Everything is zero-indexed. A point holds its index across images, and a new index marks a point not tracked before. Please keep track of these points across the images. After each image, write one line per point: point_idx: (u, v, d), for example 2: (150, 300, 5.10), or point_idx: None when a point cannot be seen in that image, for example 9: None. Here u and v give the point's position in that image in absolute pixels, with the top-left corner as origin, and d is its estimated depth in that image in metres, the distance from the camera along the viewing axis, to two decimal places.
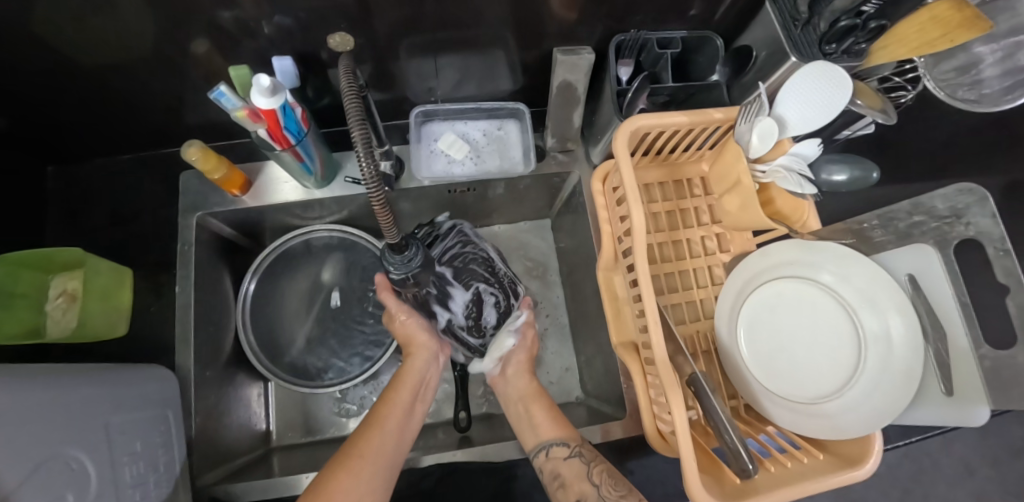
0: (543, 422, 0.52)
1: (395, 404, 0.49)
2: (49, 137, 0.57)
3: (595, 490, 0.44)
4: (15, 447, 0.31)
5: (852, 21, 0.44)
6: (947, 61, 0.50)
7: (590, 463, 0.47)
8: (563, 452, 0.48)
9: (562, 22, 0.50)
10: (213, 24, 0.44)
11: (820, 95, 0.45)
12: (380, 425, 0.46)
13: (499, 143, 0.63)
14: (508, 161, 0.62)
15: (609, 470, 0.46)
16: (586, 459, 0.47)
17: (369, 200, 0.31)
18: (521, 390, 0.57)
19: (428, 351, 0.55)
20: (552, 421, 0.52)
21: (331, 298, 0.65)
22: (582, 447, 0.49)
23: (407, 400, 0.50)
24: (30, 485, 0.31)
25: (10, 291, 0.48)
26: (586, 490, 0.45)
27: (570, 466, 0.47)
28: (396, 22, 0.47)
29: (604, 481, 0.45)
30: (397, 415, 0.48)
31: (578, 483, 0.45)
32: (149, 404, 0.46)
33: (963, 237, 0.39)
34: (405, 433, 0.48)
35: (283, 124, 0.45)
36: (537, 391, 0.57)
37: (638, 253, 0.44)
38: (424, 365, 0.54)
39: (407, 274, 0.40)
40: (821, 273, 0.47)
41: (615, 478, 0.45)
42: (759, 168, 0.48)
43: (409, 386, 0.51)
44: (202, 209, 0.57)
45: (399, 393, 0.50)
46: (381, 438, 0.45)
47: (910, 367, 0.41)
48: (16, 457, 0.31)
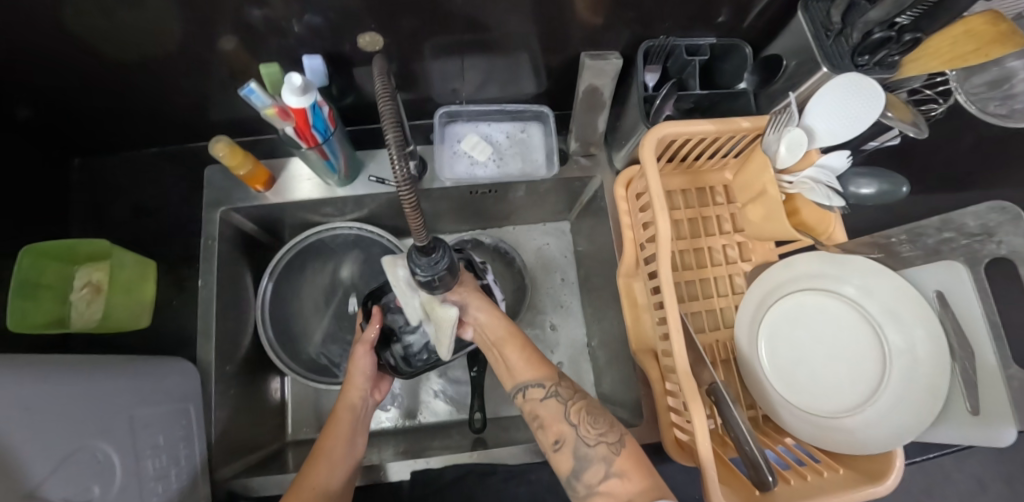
0: (518, 361, 0.48)
1: (338, 435, 0.47)
2: (76, 129, 0.58)
3: (572, 430, 0.43)
4: (43, 439, 0.31)
5: (886, 33, 0.43)
6: (978, 74, 0.50)
7: (566, 402, 0.45)
8: (538, 393, 0.46)
9: (590, 25, 0.50)
10: (244, 20, 0.44)
11: (849, 106, 0.45)
12: (325, 455, 0.45)
13: (519, 145, 0.63)
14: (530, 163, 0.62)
15: (588, 409, 0.44)
16: (563, 399, 0.45)
17: (401, 203, 0.31)
18: (495, 335, 0.49)
19: (365, 384, 0.51)
20: (527, 357, 0.48)
21: (348, 304, 0.66)
22: (559, 386, 0.46)
23: (346, 433, 0.48)
24: (60, 475, 0.32)
25: (35, 282, 0.49)
26: (564, 431, 0.44)
27: (546, 407, 0.46)
28: (424, 22, 0.47)
29: (582, 420, 0.44)
30: (341, 447, 0.47)
31: (555, 425, 0.44)
32: (171, 398, 0.47)
33: (994, 255, 0.38)
34: (351, 461, 0.47)
35: (311, 122, 0.46)
36: (512, 329, 0.49)
37: (662, 260, 0.45)
38: (359, 400, 0.51)
39: (433, 277, 0.40)
40: (844, 286, 0.47)
41: (593, 417, 0.44)
42: (786, 178, 0.48)
43: (345, 419, 0.49)
44: (226, 205, 0.58)
45: (337, 428, 0.48)
46: (327, 468, 0.45)
47: (935, 384, 0.41)
48: (43, 450, 0.31)
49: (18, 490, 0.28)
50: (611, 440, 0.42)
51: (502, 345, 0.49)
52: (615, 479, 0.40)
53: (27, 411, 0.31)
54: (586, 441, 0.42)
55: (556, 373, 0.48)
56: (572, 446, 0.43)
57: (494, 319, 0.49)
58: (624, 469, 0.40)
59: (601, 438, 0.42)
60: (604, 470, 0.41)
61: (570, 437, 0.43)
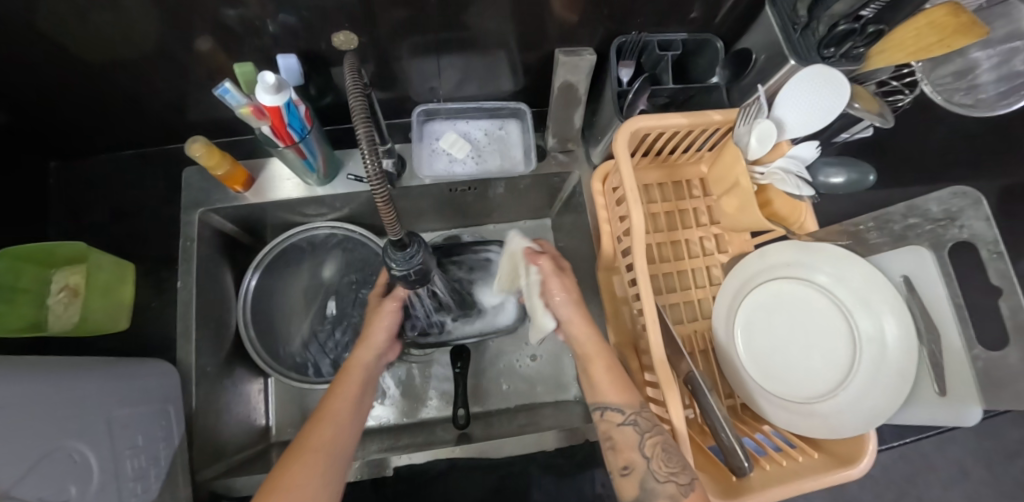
0: (603, 380, 0.46)
1: (345, 395, 0.46)
2: (52, 132, 0.57)
3: (644, 462, 0.40)
4: (18, 437, 0.31)
5: (849, 26, 0.44)
6: (944, 65, 0.50)
7: (643, 432, 0.42)
8: (617, 418, 0.44)
9: (563, 23, 0.51)
10: (217, 21, 0.44)
11: (816, 98, 0.46)
12: (330, 413, 0.44)
13: (497, 142, 0.63)
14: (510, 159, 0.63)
15: (664, 444, 0.40)
16: (641, 428, 0.42)
17: (373, 198, 0.32)
18: (584, 348, 0.48)
19: (377, 346, 0.51)
20: (613, 381, 0.46)
21: (327, 307, 0.66)
22: (639, 415, 0.43)
23: (355, 390, 0.47)
24: (33, 474, 0.32)
25: (10, 286, 0.49)
26: (634, 459, 0.41)
27: (623, 433, 0.43)
28: (398, 21, 0.47)
29: (656, 454, 0.40)
30: (345, 406, 0.45)
31: (627, 450, 0.42)
32: (151, 398, 0.47)
33: (957, 239, 0.39)
34: (359, 421, 0.45)
35: (287, 121, 0.46)
36: (599, 347, 0.48)
37: (637, 251, 0.46)
38: (370, 361, 0.50)
39: (409, 271, 0.40)
40: (816, 274, 0.48)
41: (669, 453, 0.40)
42: (758, 169, 0.49)
43: (355, 379, 0.48)
44: (204, 206, 0.58)
45: (343, 387, 0.47)
46: (332, 425, 0.43)
47: (903, 368, 0.42)
48: (18, 448, 0.31)
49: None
50: (682, 481, 0.38)
51: (589, 359, 0.48)
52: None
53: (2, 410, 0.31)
54: (656, 476, 0.39)
55: (637, 402, 0.44)
56: (641, 476, 0.40)
57: (584, 330, 0.49)
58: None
59: (672, 477, 0.39)
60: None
61: (640, 467, 0.40)
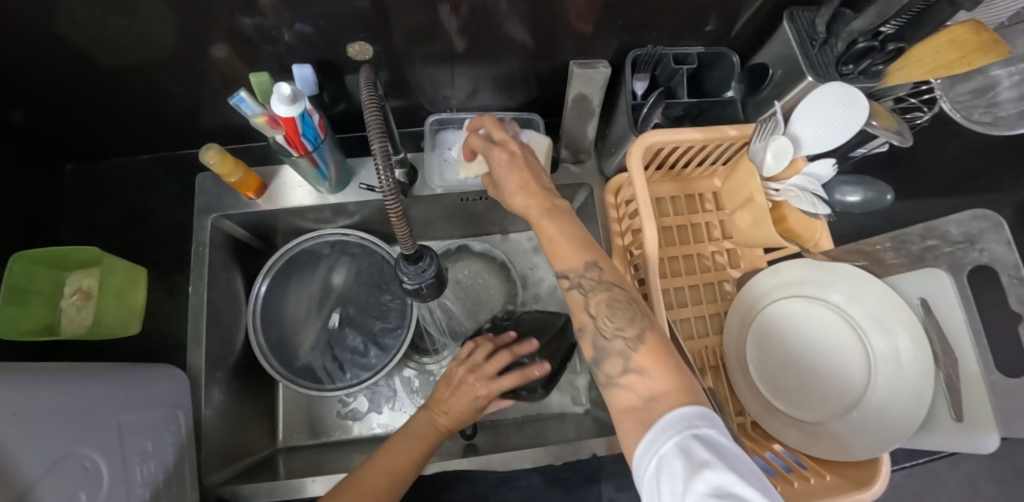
0: (558, 241, 0.39)
1: (413, 452, 0.47)
2: (69, 135, 0.58)
3: (592, 322, 0.38)
4: (29, 443, 0.31)
5: (869, 43, 0.44)
6: (962, 83, 0.50)
7: (589, 293, 0.38)
8: (565, 282, 0.39)
9: (577, 33, 0.51)
10: (234, 29, 0.44)
11: (834, 115, 0.45)
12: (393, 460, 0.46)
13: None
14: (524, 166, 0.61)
15: (609, 301, 0.37)
16: (585, 290, 0.38)
17: (386, 208, 0.32)
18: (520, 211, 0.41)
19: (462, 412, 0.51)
20: (563, 236, 0.39)
21: (330, 321, 0.65)
22: (585, 277, 0.38)
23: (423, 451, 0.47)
24: (45, 483, 0.32)
25: (24, 288, 0.49)
26: (585, 320, 0.39)
27: (573, 297, 0.39)
28: (413, 29, 0.47)
29: (602, 312, 0.38)
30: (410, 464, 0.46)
31: (578, 313, 0.39)
32: (161, 404, 0.47)
33: (977, 262, 0.38)
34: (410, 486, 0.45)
35: (301, 131, 0.46)
36: (546, 204, 0.39)
37: (649, 266, 0.46)
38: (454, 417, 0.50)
39: (421, 285, 0.40)
40: (830, 292, 0.48)
41: (613, 310, 0.37)
42: (773, 186, 0.48)
43: (429, 434, 0.49)
44: (217, 212, 0.58)
45: (417, 438, 0.48)
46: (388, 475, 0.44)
47: (918, 389, 0.41)
48: (29, 455, 0.31)
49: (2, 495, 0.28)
50: (629, 335, 0.36)
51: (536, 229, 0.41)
52: (635, 374, 0.34)
53: (13, 416, 0.31)
54: (603, 334, 0.37)
55: (588, 262, 0.38)
56: (590, 336, 0.38)
57: (522, 200, 0.40)
58: (646, 366, 0.34)
59: (620, 332, 0.36)
60: (623, 363, 0.35)
61: (589, 327, 0.38)
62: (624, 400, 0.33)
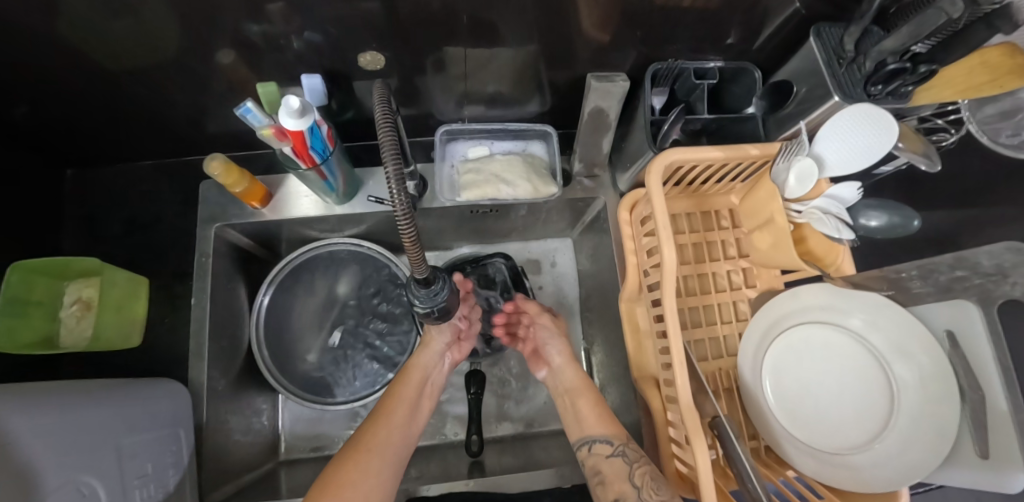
0: (589, 415, 0.51)
1: (402, 396, 0.51)
2: (70, 140, 0.57)
3: (635, 492, 0.41)
4: (26, 474, 0.30)
5: (899, 65, 0.42)
6: (990, 104, 0.48)
7: (632, 462, 0.44)
8: (607, 449, 0.46)
9: (595, 43, 0.50)
10: (243, 36, 0.43)
11: (861, 137, 0.44)
12: (388, 415, 0.48)
13: (514, 166, 0.59)
14: (534, 185, 0.58)
15: (651, 473, 0.43)
16: (629, 459, 0.45)
17: (396, 222, 0.29)
18: (570, 381, 0.56)
19: (436, 350, 0.55)
20: (600, 414, 0.50)
21: (330, 339, 0.64)
22: (627, 446, 0.46)
23: (411, 394, 0.51)
24: None
25: (22, 299, 0.48)
26: (625, 490, 0.42)
27: (612, 464, 0.45)
28: (427, 38, 0.46)
29: (645, 483, 0.42)
30: (403, 409, 0.49)
31: (617, 483, 0.43)
32: (161, 423, 0.46)
33: (1008, 297, 0.36)
34: (413, 425, 0.49)
35: (309, 144, 0.44)
36: (583, 379, 0.55)
37: (666, 288, 0.44)
38: (430, 362, 0.55)
39: (432, 308, 0.39)
40: (850, 319, 0.47)
41: (658, 483, 0.42)
42: (795, 207, 0.47)
43: (413, 379, 0.53)
44: (221, 221, 0.57)
45: (404, 387, 0.52)
46: (387, 427, 0.46)
47: (943, 424, 0.39)
48: (25, 486, 0.30)
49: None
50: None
51: (574, 393, 0.54)
52: None
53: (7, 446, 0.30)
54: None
55: (624, 435, 0.48)
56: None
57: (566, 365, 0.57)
58: None
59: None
60: None
61: (631, 496, 0.41)
62: None
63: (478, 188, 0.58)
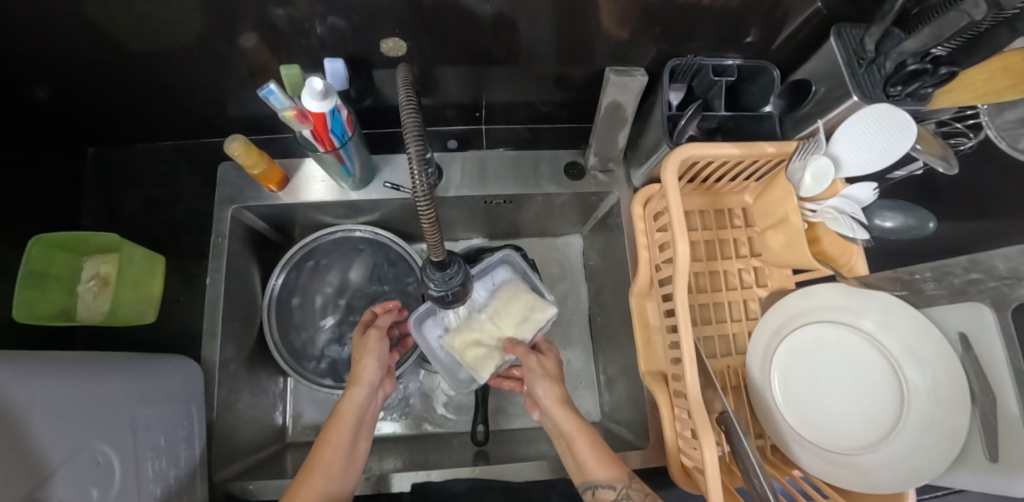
0: (587, 459, 0.46)
1: (334, 443, 0.45)
2: (91, 118, 0.57)
3: None
4: (38, 437, 0.31)
5: (921, 66, 0.42)
6: (1011, 110, 0.47)
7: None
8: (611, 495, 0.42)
9: (615, 39, 0.50)
10: (268, 21, 0.44)
11: (878, 139, 0.44)
12: (320, 464, 0.43)
13: (522, 300, 0.59)
14: (537, 311, 0.58)
15: None
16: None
17: (418, 213, 0.30)
18: (564, 428, 0.49)
19: (369, 386, 0.51)
20: (597, 456, 0.46)
21: (324, 323, 0.65)
22: (630, 487, 0.42)
23: (348, 436, 0.46)
24: (52, 482, 0.31)
25: (42, 272, 0.49)
26: None
27: None
28: (449, 28, 0.46)
29: None
30: (339, 453, 0.44)
31: None
32: (174, 399, 0.46)
33: (1022, 300, 0.35)
34: (351, 471, 0.45)
35: (330, 127, 0.45)
36: (579, 424, 0.48)
37: (678, 282, 0.44)
38: (363, 401, 0.50)
39: (447, 291, 0.39)
40: (862, 320, 0.46)
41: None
42: (809, 206, 0.47)
43: (348, 422, 0.47)
44: (238, 203, 0.58)
45: (336, 432, 0.46)
46: (323, 480, 0.42)
47: (953, 425, 0.39)
48: (38, 448, 0.30)
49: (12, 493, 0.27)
50: None
51: (571, 439, 0.48)
52: None
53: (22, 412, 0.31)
54: None
55: (625, 474, 0.44)
56: None
57: (557, 410, 0.50)
58: None
59: None
60: None
61: None
62: None
63: (513, 323, 0.58)
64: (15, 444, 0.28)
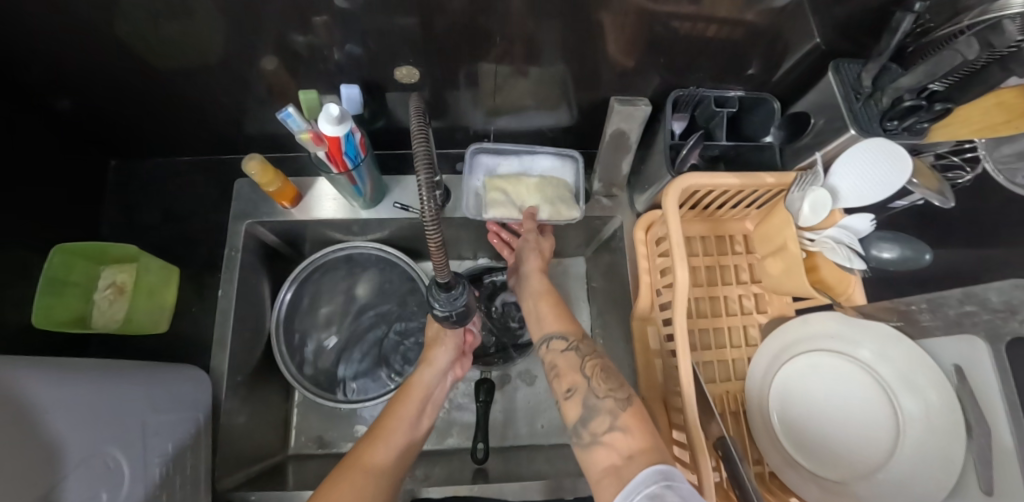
0: (547, 315, 0.53)
1: (402, 412, 0.48)
2: (116, 132, 0.60)
3: (585, 381, 0.44)
4: (47, 443, 0.32)
5: (916, 101, 0.43)
6: (1007, 144, 0.46)
7: (584, 358, 0.46)
8: (561, 344, 0.48)
9: (620, 68, 0.52)
10: (290, 47, 0.46)
11: (877, 171, 0.44)
12: (387, 430, 0.46)
13: (558, 187, 0.62)
14: (564, 206, 0.60)
15: (603, 366, 0.45)
16: (581, 352, 0.47)
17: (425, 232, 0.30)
18: (534, 287, 0.57)
19: (439, 367, 0.54)
20: (553, 311, 0.53)
21: (328, 342, 0.66)
22: (581, 342, 0.48)
23: (415, 409, 0.49)
24: (63, 484, 0.32)
25: (62, 279, 0.51)
26: (578, 381, 0.45)
27: (567, 358, 0.47)
28: (460, 54, 0.49)
29: (596, 374, 0.44)
30: (403, 426, 0.47)
31: (571, 374, 0.46)
32: (183, 405, 0.47)
33: (1016, 333, 0.35)
34: (413, 442, 0.47)
35: (343, 149, 0.47)
36: (548, 287, 0.57)
37: (677, 309, 0.45)
38: (431, 381, 0.53)
39: (451, 312, 0.41)
40: (858, 348, 0.47)
41: (607, 375, 0.44)
42: (808, 235, 0.48)
43: (415, 395, 0.51)
44: (252, 218, 0.60)
45: (406, 404, 0.50)
46: (385, 444, 0.45)
47: (946, 455, 0.39)
48: (48, 449, 0.32)
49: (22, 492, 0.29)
50: (620, 397, 0.42)
51: (541, 298, 0.55)
52: (619, 432, 0.39)
53: (37, 413, 0.32)
54: (596, 392, 0.43)
55: (575, 332, 0.50)
56: (582, 396, 0.43)
57: (541, 298, 0.55)
58: (629, 425, 0.39)
59: (611, 393, 0.42)
60: (610, 422, 0.40)
61: (583, 386, 0.44)
62: (604, 459, 0.38)
63: (545, 200, 0.60)
64: (30, 444, 0.30)
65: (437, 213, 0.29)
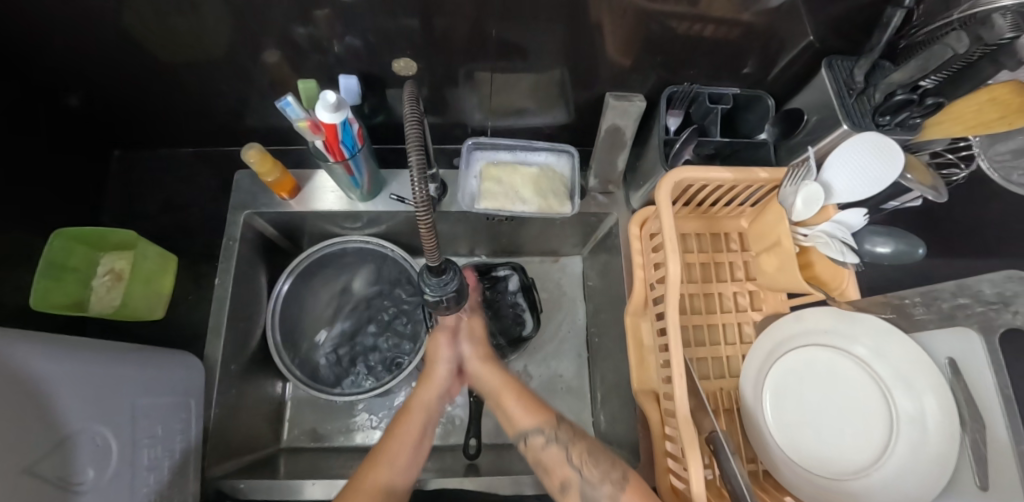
0: (516, 410, 0.49)
1: (406, 436, 0.48)
2: (121, 122, 0.61)
3: (576, 474, 0.43)
4: (36, 416, 0.32)
5: (907, 96, 0.44)
6: (1003, 142, 0.47)
7: (567, 445, 0.45)
8: (540, 440, 0.46)
9: (616, 66, 0.53)
10: (291, 40, 0.47)
11: (869, 166, 0.44)
12: (389, 452, 0.46)
13: (555, 179, 0.62)
14: (555, 201, 0.61)
15: (589, 451, 0.44)
16: (563, 444, 0.45)
17: (418, 223, 0.30)
18: (489, 384, 0.52)
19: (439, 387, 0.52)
20: (524, 406, 0.49)
21: (318, 337, 0.68)
22: (558, 429, 0.46)
23: (416, 432, 0.48)
24: (48, 460, 0.32)
25: (60, 264, 0.52)
26: (569, 475, 0.44)
27: (549, 453, 0.45)
28: (457, 51, 0.49)
29: (584, 461, 0.44)
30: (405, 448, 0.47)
31: (560, 470, 0.44)
32: (174, 390, 0.47)
33: (1009, 325, 0.35)
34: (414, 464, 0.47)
35: (340, 138, 0.48)
36: (506, 379, 0.52)
37: (670, 303, 0.45)
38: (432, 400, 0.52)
39: (442, 297, 0.41)
40: (854, 345, 0.47)
41: (596, 459, 0.44)
42: (802, 231, 0.48)
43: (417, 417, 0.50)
44: (251, 208, 0.61)
45: (406, 424, 0.49)
46: (389, 468, 0.44)
47: (943, 452, 0.39)
48: (37, 424, 0.32)
49: (5, 467, 0.29)
50: (616, 478, 0.42)
51: (500, 397, 0.51)
52: None
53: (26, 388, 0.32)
54: (590, 483, 0.42)
55: (553, 420, 0.47)
56: (577, 489, 0.43)
57: (488, 371, 0.52)
58: None
59: (607, 477, 0.42)
60: None
61: (574, 480, 0.43)
62: None
63: (536, 194, 0.61)
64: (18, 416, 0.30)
65: (427, 199, 0.29)
